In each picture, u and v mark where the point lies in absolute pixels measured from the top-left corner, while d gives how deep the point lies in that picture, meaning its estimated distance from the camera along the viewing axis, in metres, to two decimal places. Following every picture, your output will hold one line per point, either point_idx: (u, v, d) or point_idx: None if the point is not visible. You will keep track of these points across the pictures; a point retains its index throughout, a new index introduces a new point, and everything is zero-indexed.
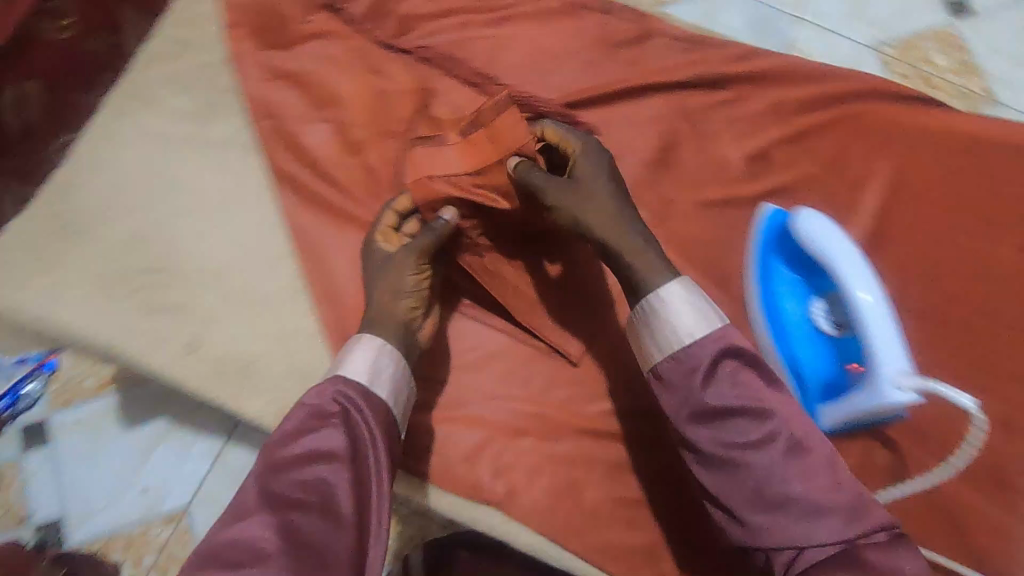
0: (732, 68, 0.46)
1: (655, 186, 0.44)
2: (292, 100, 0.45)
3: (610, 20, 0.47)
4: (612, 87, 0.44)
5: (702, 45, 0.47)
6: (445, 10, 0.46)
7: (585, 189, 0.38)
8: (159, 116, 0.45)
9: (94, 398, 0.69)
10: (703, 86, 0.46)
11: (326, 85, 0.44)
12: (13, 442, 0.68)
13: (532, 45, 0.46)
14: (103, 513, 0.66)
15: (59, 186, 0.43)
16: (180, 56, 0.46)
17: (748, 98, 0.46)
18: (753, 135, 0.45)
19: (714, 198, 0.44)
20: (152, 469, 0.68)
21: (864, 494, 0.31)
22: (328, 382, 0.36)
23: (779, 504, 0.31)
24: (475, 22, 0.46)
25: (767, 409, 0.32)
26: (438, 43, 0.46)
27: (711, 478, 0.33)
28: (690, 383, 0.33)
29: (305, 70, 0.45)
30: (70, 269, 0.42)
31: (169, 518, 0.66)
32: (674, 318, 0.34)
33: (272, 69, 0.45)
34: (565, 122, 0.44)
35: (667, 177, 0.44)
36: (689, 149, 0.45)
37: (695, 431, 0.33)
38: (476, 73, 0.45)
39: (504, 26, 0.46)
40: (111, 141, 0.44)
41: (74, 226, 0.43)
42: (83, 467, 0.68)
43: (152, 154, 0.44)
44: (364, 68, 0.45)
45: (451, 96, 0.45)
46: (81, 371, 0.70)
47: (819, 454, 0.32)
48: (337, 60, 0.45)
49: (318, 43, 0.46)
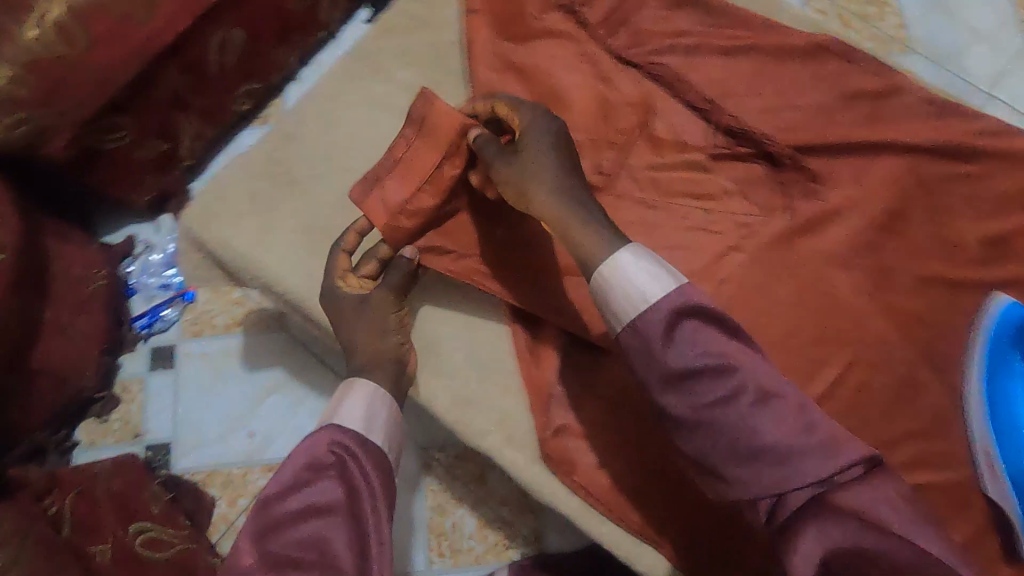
0: (980, 143, 0.42)
1: (876, 251, 0.41)
2: (518, 91, 0.44)
3: (851, 68, 0.44)
4: (845, 141, 0.43)
5: (950, 111, 0.44)
6: (682, 32, 0.46)
7: (526, 165, 0.38)
8: (386, 88, 0.47)
9: (223, 334, 0.71)
10: (945, 154, 0.42)
11: (551, 83, 0.44)
12: (142, 359, 0.70)
13: (765, 81, 0.45)
14: (210, 447, 0.67)
15: (283, 137, 0.46)
16: (414, 33, 0.48)
17: (995, 177, 0.42)
18: (992, 218, 0.42)
19: (939, 276, 0.41)
20: (262, 416, 0.68)
21: (837, 434, 0.31)
22: (323, 433, 0.38)
23: (752, 456, 0.31)
24: (709, 48, 0.46)
25: (734, 361, 0.32)
26: (669, 62, 0.46)
27: (688, 440, 0.33)
28: (653, 347, 0.33)
29: (534, 64, 0.45)
30: (279, 216, 0.44)
31: (269, 467, 0.67)
32: (629, 279, 0.34)
33: (504, 59, 0.45)
34: (790, 165, 0.43)
35: (892, 244, 0.41)
36: (920, 218, 0.42)
37: (665, 395, 0.33)
38: (704, 99, 0.45)
39: (738, 57, 0.45)
40: (337, 104, 0.47)
41: (290, 177, 0.45)
42: (200, 398, 0.69)
43: (370, 122, 0.46)
44: (594, 75, 0.45)
45: (673, 116, 0.45)
46: (215, 307, 0.72)
47: (790, 401, 0.32)
48: (568, 61, 0.45)
49: (550, 41, 0.46)
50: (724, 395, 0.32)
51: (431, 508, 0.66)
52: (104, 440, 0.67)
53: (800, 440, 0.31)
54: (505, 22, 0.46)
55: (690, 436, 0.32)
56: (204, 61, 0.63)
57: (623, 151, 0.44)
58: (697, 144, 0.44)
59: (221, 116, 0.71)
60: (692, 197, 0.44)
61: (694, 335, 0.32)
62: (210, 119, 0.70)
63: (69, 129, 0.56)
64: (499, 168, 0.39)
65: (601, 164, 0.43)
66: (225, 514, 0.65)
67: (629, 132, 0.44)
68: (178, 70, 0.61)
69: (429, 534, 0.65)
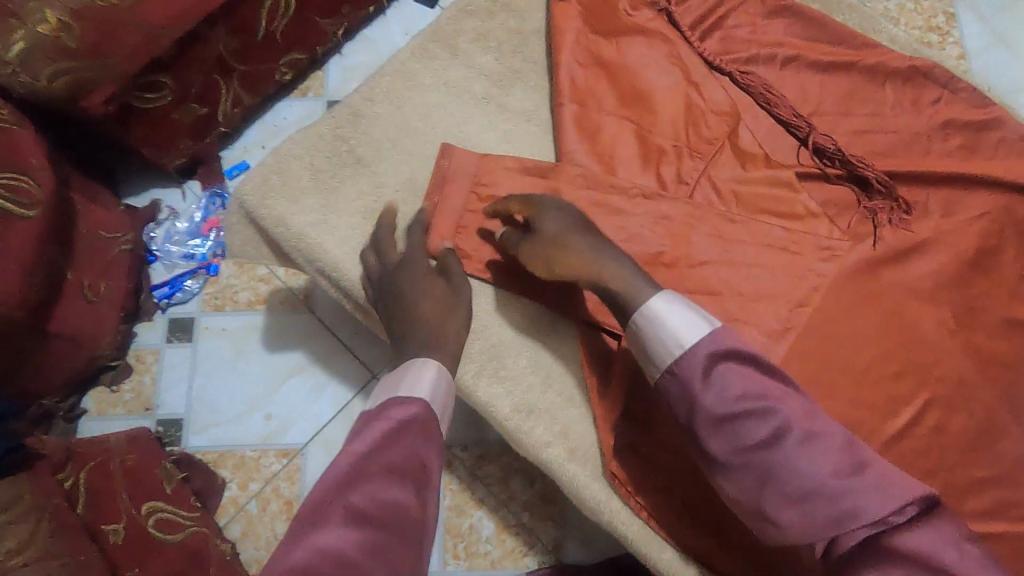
0: None
1: (961, 287, 0.43)
2: (605, 90, 0.47)
3: (940, 98, 0.47)
4: (931, 171, 0.45)
5: None
6: (775, 43, 0.49)
7: (550, 235, 0.40)
8: (465, 76, 0.50)
9: (244, 312, 0.68)
10: None
11: (639, 83, 0.47)
12: (158, 330, 0.67)
13: (848, 98, 0.47)
14: (224, 428, 0.65)
15: (352, 116, 0.47)
16: (503, 20, 0.52)
17: None
18: None
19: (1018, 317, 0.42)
20: (280, 399, 0.66)
21: (888, 479, 0.32)
22: (409, 402, 0.35)
23: (802, 497, 0.32)
24: (801, 61, 0.48)
25: (775, 404, 0.34)
26: (759, 71, 0.48)
27: (733, 486, 0.34)
28: (691, 392, 0.35)
29: (624, 64, 0.47)
30: (342, 197, 0.46)
31: (285, 452, 0.64)
32: (664, 328, 0.36)
33: (591, 55, 0.47)
34: (883, 191, 0.44)
35: (977, 281, 0.43)
36: (1009, 258, 0.44)
37: (708, 439, 0.35)
38: (795, 114, 0.47)
39: (828, 74, 0.48)
40: (410, 88, 0.49)
41: (357, 158, 0.47)
42: (217, 376, 0.66)
43: (440, 111, 0.49)
44: (685, 80, 0.47)
45: (758, 125, 0.47)
46: (239, 282, 0.69)
47: (834, 439, 0.33)
48: (658, 62, 0.47)
49: (642, 40, 0.48)
50: (767, 436, 0.33)
51: (449, 509, 0.63)
52: (113, 411, 0.64)
53: (849, 478, 0.32)
54: (597, 19, 0.48)
55: (729, 476, 0.34)
56: (256, 25, 0.60)
57: (711, 160, 0.45)
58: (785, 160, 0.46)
59: (261, 87, 0.68)
60: (776, 215, 0.44)
61: (736, 379, 0.34)
62: (249, 90, 0.67)
63: (110, 85, 0.53)
64: (524, 250, 0.41)
65: (686, 170, 0.45)
66: (235, 498, 0.63)
67: (718, 141, 0.45)
68: (226, 31, 0.59)
69: (446, 535, 0.63)
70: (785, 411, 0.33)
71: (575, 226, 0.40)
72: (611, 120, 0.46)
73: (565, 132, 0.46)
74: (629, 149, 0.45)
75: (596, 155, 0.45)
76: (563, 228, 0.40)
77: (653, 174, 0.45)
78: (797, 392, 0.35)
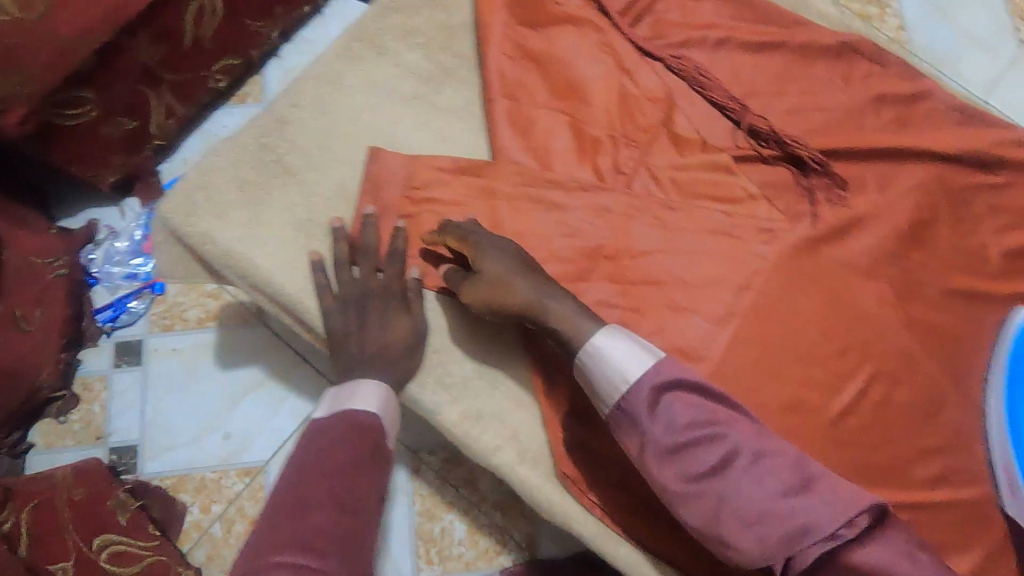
0: (1002, 153, 0.46)
1: (908, 262, 0.43)
2: (536, 82, 0.48)
3: (877, 73, 0.48)
4: (872, 147, 0.45)
5: (975, 120, 0.47)
6: (706, 23, 0.49)
7: (492, 277, 0.40)
8: (391, 70, 0.50)
9: (195, 329, 0.66)
10: (972, 165, 0.45)
11: (570, 75, 0.48)
12: (106, 355, 0.65)
13: (785, 76, 0.48)
14: (181, 450, 0.63)
15: (275, 121, 0.47)
16: (424, 9, 0.51)
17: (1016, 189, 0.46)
18: (1014, 230, 0.45)
19: (964, 288, 0.43)
20: (238, 417, 0.64)
21: (836, 488, 0.33)
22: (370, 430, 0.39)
23: (756, 520, 0.33)
24: (734, 43, 0.48)
25: (720, 427, 0.35)
26: (693, 55, 0.49)
27: (693, 516, 0.34)
28: (640, 425, 0.35)
29: (553, 56, 0.49)
30: (269, 206, 0.45)
31: (246, 471, 0.63)
32: (609, 364, 0.37)
33: (520, 48, 0.49)
34: (822, 168, 0.45)
35: (923, 252, 0.44)
36: (947, 228, 0.44)
37: (662, 471, 0.35)
38: (731, 97, 0.47)
39: (760, 52, 0.48)
40: (335, 86, 0.49)
41: (283, 165, 0.46)
42: (171, 399, 0.64)
43: (366, 111, 0.49)
44: (616, 67, 0.48)
45: (694, 110, 0.48)
46: (187, 299, 0.66)
47: (785, 457, 0.34)
48: (588, 50, 0.49)
49: (570, 28, 0.49)
50: (717, 461, 0.34)
51: (419, 515, 0.63)
52: (63, 442, 0.62)
53: (799, 495, 0.33)
54: (527, 11, 0.49)
55: (686, 506, 0.34)
56: (180, 32, 0.57)
57: (644, 147, 0.47)
58: (722, 144, 0.47)
59: (195, 95, 0.65)
60: (715, 199, 0.45)
61: (683, 406, 0.35)
62: (182, 98, 0.64)
63: (22, 105, 0.50)
64: (466, 291, 0.41)
65: (620, 159, 0.47)
66: (198, 521, 0.61)
67: (651, 127, 0.47)
68: (148, 39, 0.55)
69: (418, 541, 0.62)
70: (732, 434, 0.34)
71: (516, 264, 0.40)
72: (545, 114, 0.47)
73: (497, 128, 0.48)
74: (564, 142, 0.47)
75: (530, 148, 0.47)
76: (503, 269, 0.40)
77: (588, 164, 0.47)
78: (743, 416, 0.36)
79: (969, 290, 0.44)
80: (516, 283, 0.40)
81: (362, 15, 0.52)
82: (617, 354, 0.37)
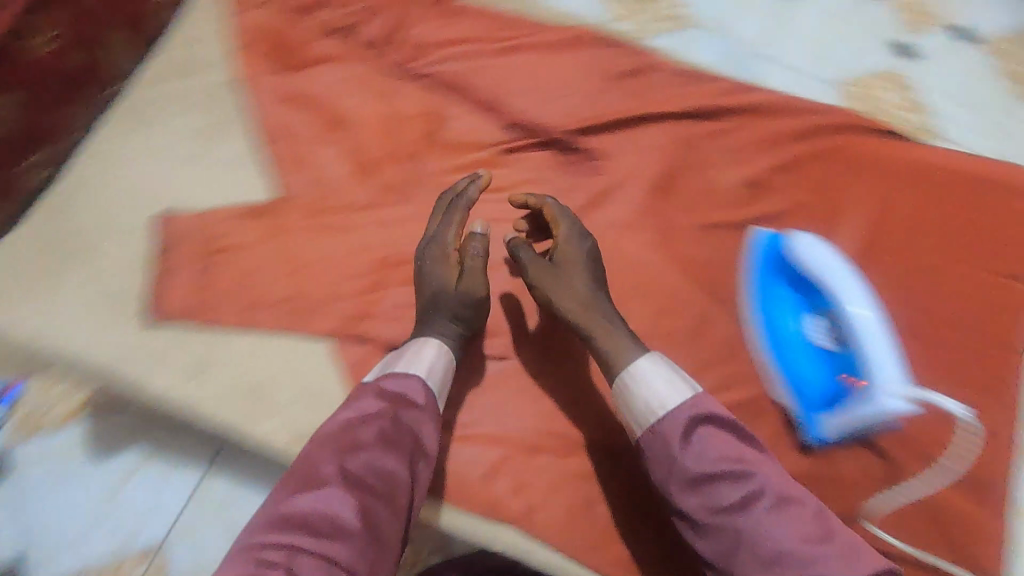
0: (728, 102, 0.63)
1: (660, 210, 0.59)
2: (304, 118, 0.62)
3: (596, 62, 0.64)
4: (606, 121, 0.61)
5: (694, 79, 0.64)
6: (445, 40, 0.65)
7: (547, 267, 0.53)
8: (162, 132, 0.62)
9: (62, 426, 0.60)
10: (697, 116, 0.62)
11: (335, 107, 0.62)
12: None
13: (535, 81, 0.63)
14: (68, 554, 0.57)
15: (51, 209, 0.59)
16: (188, 72, 0.64)
17: (739, 130, 0.62)
18: (745, 163, 0.61)
19: (717, 222, 0.59)
20: (125, 503, 0.60)
21: (848, 541, 0.41)
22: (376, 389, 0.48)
23: (773, 561, 0.40)
24: (465, 54, 0.64)
25: (749, 469, 0.42)
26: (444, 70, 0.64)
27: (700, 539, 0.42)
28: (672, 450, 0.43)
29: (317, 94, 0.63)
30: (66, 294, 0.56)
31: (146, 552, 0.58)
32: (649, 391, 0.45)
33: (278, 94, 0.63)
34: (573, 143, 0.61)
35: (666, 200, 0.60)
36: (689, 176, 0.61)
37: (687, 498, 0.43)
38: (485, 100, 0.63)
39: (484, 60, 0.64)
40: (106, 158, 0.61)
41: (67, 247, 0.58)
42: (75, 490, 0.59)
43: (136, 175, 0.61)
44: (374, 96, 0.63)
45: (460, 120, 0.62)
46: (46, 396, 0.61)
47: (806, 504, 0.42)
48: (347, 84, 0.63)
49: (323, 64, 0.64)
50: (741, 498, 0.41)
51: None
52: None
53: (814, 545, 0.40)
54: (284, 58, 0.64)
55: (706, 534, 0.42)
56: None
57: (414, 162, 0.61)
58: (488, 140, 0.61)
59: (16, 190, 0.58)
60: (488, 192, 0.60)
61: (716, 444, 0.43)
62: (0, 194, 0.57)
63: None
64: (530, 263, 0.54)
65: (396, 174, 0.60)
66: None
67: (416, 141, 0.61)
68: None
69: None
70: (760, 477, 0.42)
71: (587, 274, 0.52)
72: (313, 144, 0.61)
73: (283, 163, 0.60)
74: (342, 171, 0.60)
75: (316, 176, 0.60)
76: (575, 262, 0.53)
77: (374, 183, 0.60)
78: (766, 460, 0.44)
79: (708, 216, 0.59)
80: (555, 275, 0.52)
81: (126, 90, 0.64)
82: (662, 374, 0.46)
